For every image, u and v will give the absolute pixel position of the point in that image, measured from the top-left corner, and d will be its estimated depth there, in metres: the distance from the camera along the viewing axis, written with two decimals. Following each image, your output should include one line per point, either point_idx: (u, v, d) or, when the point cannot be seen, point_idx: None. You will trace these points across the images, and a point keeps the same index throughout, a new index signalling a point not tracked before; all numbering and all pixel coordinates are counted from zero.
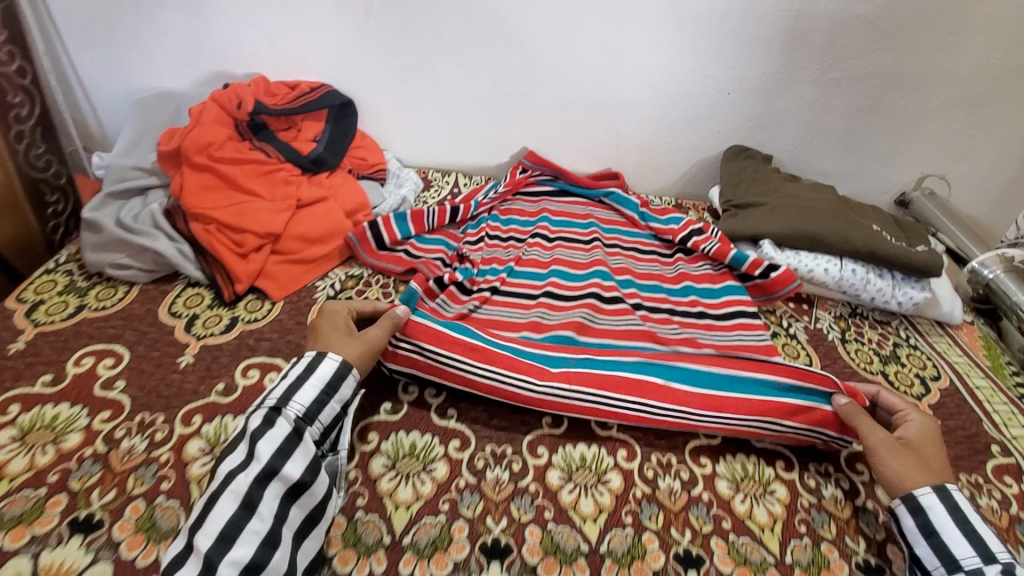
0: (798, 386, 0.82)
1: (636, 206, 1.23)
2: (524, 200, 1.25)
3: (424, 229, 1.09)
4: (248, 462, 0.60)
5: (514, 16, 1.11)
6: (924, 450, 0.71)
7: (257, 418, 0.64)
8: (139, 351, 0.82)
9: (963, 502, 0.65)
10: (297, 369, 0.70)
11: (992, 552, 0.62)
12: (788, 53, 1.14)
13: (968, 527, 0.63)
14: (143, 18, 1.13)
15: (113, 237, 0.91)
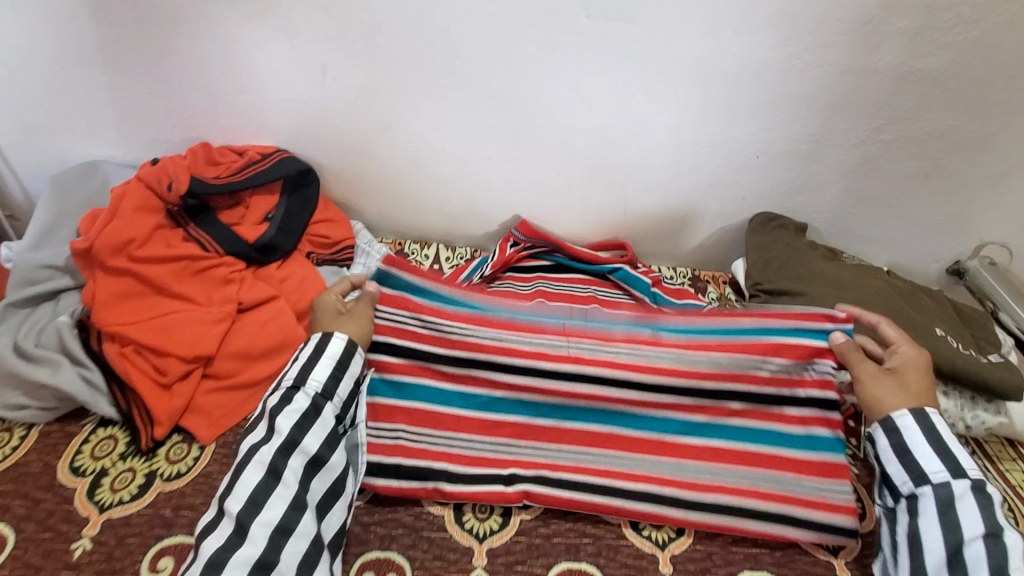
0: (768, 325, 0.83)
1: (647, 286, 1.04)
2: (515, 279, 1.07)
3: None
4: (271, 436, 0.67)
5: (503, 74, 0.92)
6: (907, 374, 0.75)
7: (276, 395, 0.71)
8: (27, 531, 0.66)
9: (940, 424, 0.70)
10: (305, 351, 0.75)
11: (962, 468, 0.67)
12: (833, 113, 0.95)
13: (939, 443, 0.68)
14: (60, 78, 0.95)
15: (7, 370, 0.75)
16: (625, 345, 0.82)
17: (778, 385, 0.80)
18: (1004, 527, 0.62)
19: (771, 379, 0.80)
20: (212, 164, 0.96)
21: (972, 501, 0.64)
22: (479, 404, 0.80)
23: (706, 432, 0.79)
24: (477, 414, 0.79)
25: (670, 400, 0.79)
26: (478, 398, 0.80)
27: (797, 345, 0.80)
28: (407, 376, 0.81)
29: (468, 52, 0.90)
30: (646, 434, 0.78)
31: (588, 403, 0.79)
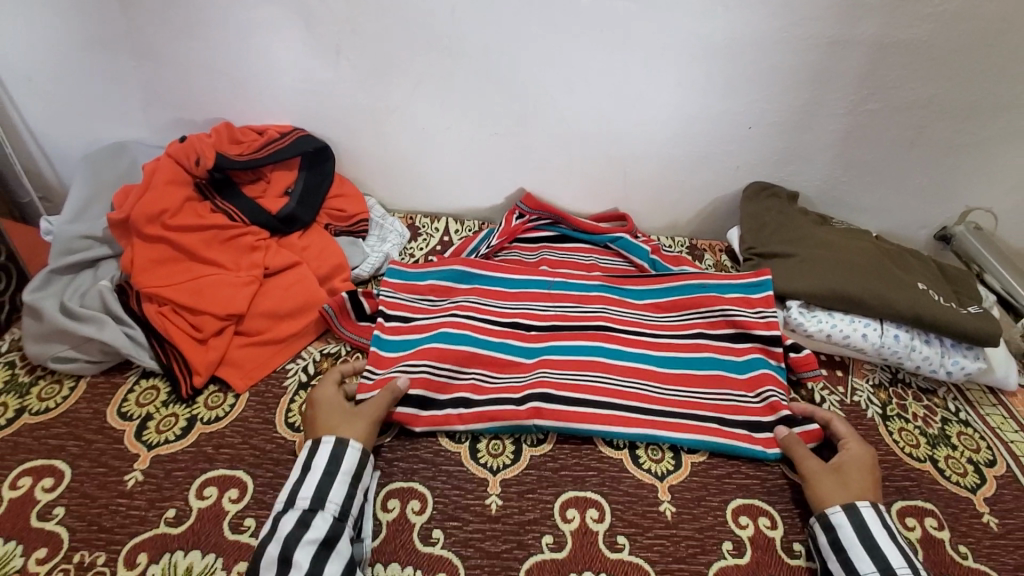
0: (718, 284, 0.99)
1: (646, 254, 1.10)
2: (520, 249, 1.13)
3: (408, 293, 0.97)
4: (288, 570, 0.61)
5: (506, 54, 0.98)
6: (849, 472, 0.76)
7: (289, 524, 0.65)
8: (82, 467, 0.72)
9: (871, 520, 0.69)
10: (322, 462, 0.70)
11: (892, 567, 0.65)
12: (819, 83, 1.00)
13: (870, 544, 0.67)
14: (91, 63, 1.01)
15: (55, 326, 0.81)
16: (601, 303, 0.99)
17: (727, 326, 0.95)
18: None
19: (719, 323, 0.96)
20: (234, 142, 1.02)
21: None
22: (491, 346, 0.90)
23: (679, 364, 0.91)
24: (487, 352, 0.89)
25: (641, 338, 0.94)
26: (485, 339, 0.91)
27: (737, 296, 0.97)
28: (418, 333, 0.91)
29: (474, 34, 0.96)
30: (631, 364, 0.90)
31: (579, 338, 0.93)
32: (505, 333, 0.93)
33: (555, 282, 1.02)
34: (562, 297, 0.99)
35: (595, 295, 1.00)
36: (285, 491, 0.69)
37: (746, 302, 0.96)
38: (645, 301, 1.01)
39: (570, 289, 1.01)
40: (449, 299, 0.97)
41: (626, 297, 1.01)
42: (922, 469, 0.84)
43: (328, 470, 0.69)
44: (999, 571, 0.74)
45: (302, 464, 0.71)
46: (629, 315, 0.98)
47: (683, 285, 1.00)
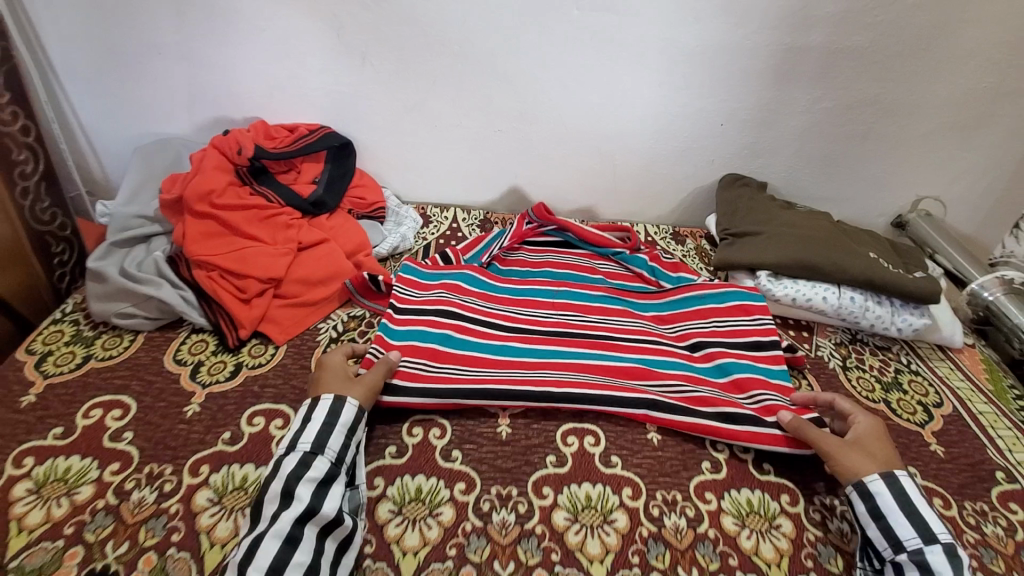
0: (715, 293, 1.06)
1: (645, 262, 1.18)
2: (528, 252, 1.21)
3: (420, 287, 1.03)
4: (291, 502, 0.67)
5: (508, 59, 1.13)
6: (871, 441, 0.79)
7: (291, 464, 0.71)
8: (146, 401, 0.83)
9: (909, 488, 0.72)
10: (321, 414, 0.76)
11: (932, 532, 0.69)
12: (780, 85, 1.16)
13: (910, 510, 0.70)
14: (145, 67, 1.15)
15: (118, 286, 0.93)
16: (603, 313, 1.06)
17: (728, 334, 1.00)
18: None
19: (720, 331, 1.01)
20: (269, 137, 1.16)
21: (944, 559, 0.67)
22: (490, 348, 0.94)
23: (680, 367, 0.95)
24: (489, 354, 0.93)
25: (645, 343, 0.99)
26: (477, 342, 0.95)
27: (734, 304, 1.04)
28: (425, 327, 0.95)
29: (481, 40, 1.11)
30: (634, 366, 0.94)
31: (584, 344, 0.97)
32: (510, 337, 0.97)
33: (560, 291, 1.10)
34: (565, 306, 1.07)
35: (597, 306, 1.07)
36: (288, 437, 0.75)
37: (743, 310, 1.03)
38: (648, 314, 1.08)
39: (575, 296, 1.09)
40: (461, 294, 1.04)
41: (630, 308, 1.08)
42: (877, 407, 0.96)
43: (327, 422, 0.76)
44: (942, 486, 0.85)
45: (303, 417, 0.77)
46: (632, 324, 1.04)
47: (684, 298, 1.08)
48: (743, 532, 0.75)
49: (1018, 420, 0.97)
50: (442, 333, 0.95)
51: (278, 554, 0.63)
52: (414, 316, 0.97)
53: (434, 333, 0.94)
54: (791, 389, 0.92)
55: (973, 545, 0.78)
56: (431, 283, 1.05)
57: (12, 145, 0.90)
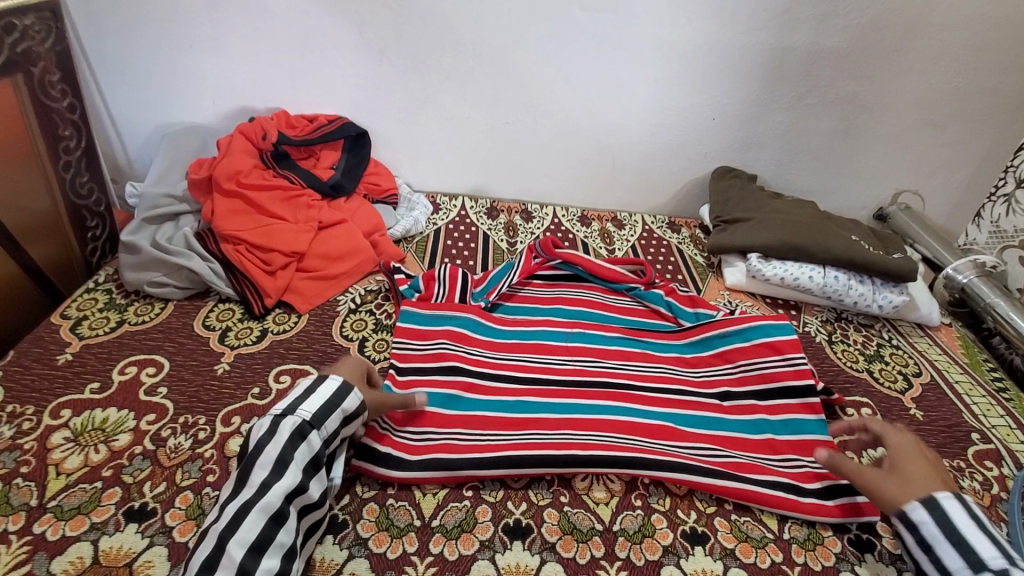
0: (738, 332, 1.00)
1: (662, 297, 1.10)
2: (536, 287, 1.14)
3: (424, 334, 0.96)
4: (282, 473, 0.64)
5: (516, 55, 1.21)
6: (906, 462, 0.71)
7: (287, 432, 0.66)
8: (178, 360, 0.88)
9: (956, 513, 0.63)
10: (328, 390, 0.72)
11: (983, 560, 0.60)
12: (767, 82, 1.25)
13: (958, 538, 0.61)
14: (175, 59, 1.22)
15: (151, 257, 0.98)
16: (621, 357, 0.99)
17: (755, 381, 0.94)
18: None
19: (747, 378, 0.95)
20: (290, 127, 1.24)
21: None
22: (501, 408, 0.86)
23: (712, 425, 0.88)
24: (498, 414, 0.85)
25: (670, 395, 0.92)
26: (484, 400, 0.87)
27: (761, 342, 0.97)
28: (429, 388, 0.87)
29: (492, 37, 1.19)
30: (660, 424, 0.86)
31: (602, 399, 0.89)
32: (523, 394, 0.89)
33: (573, 334, 1.02)
34: (579, 350, 0.99)
35: (613, 349, 1.00)
36: (286, 402, 0.70)
37: (772, 349, 0.96)
38: (667, 354, 1.01)
39: (589, 339, 1.02)
40: (468, 343, 0.96)
41: (648, 349, 1.02)
42: (860, 376, 1.03)
43: (331, 401, 0.71)
44: None
45: (305, 387, 0.72)
46: (655, 371, 0.97)
47: (706, 338, 1.02)
48: (744, 540, 0.74)
49: (992, 389, 1.04)
50: (448, 394, 0.87)
51: (264, 529, 0.60)
52: (424, 377, 0.89)
53: (438, 395, 0.87)
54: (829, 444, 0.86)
55: None
56: (434, 325, 0.97)
57: (59, 121, 0.96)
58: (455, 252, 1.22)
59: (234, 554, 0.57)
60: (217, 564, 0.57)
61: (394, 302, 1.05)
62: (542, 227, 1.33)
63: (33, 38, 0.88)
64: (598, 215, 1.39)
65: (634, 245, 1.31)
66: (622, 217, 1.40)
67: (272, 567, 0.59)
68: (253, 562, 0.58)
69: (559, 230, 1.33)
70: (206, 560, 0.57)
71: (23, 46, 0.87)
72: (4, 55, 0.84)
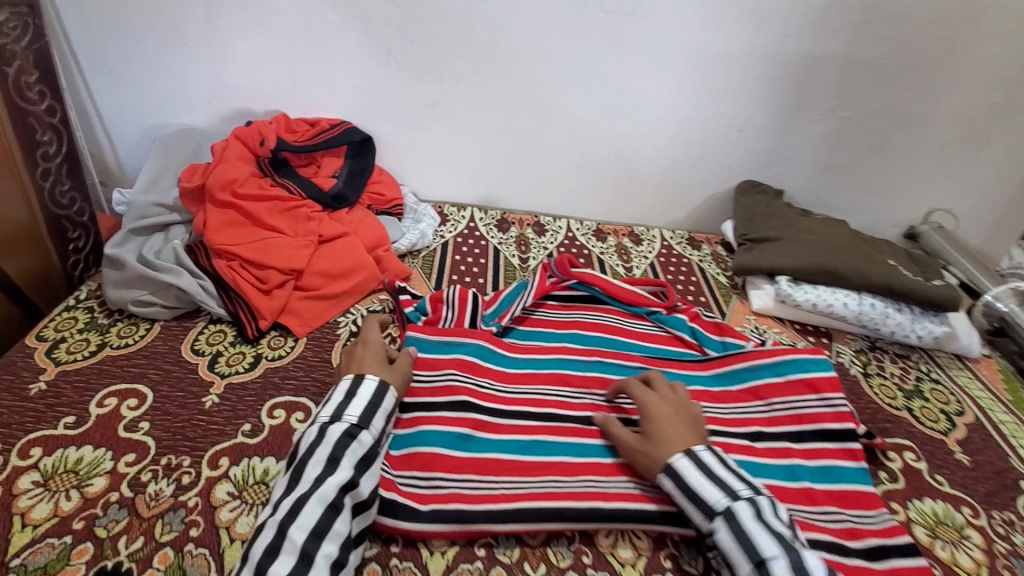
0: (772, 365, 0.92)
1: (685, 323, 1.03)
2: (549, 309, 1.06)
3: (432, 365, 0.88)
4: (336, 468, 0.66)
5: (532, 58, 1.13)
6: (665, 423, 0.74)
7: (336, 434, 0.68)
8: (162, 391, 0.80)
9: (689, 470, 0.68)
10: (367, 391, 0.74)
11: (713, 507, 0.65)
12: (799, 93, 1.18)
13: (691, 494, 0.66)
14: (167, 56, 1.13)
15: (137, 273, 0.91)
16: None
17: (789, 422, 0.87)
18: (756, 549, 0.60)
19: (780, 418, 0.88)
20: (290, 131, 1.16)
21: (727, 532, 0.63)
22: (518, 449, 0.79)
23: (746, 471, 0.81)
24: (515, 457, 0.78)
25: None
26: (498, 440, 0.80)
27: (796, 379, 0.90)
28: (437, 426, 0.80)
29: (507, 39, 1.11)
30: None
31: None
32: (541, 433, 0.82)
33: (590, 362, 0.95)
34: (599, 382, 0.92)
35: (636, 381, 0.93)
36: (331, 406, 0.72)
37: (807, 386, 0.89)
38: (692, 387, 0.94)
39: (609, 370, 0.94)
40: (480, 375, 0.88)
41: (673, 382, 0.94)
42: (900, 415, 0.96)
43: (373, 401, 0.73)
44: (969, 495, 0.84)
45: (346, 390, 0.74)
46: None
47: (736, 370, 0.94)
48: None
49: None
50: (457, 433, 0.80)
51: (321, 517, 0.62)
52: (432, 414, 0.81)
53: (446, 434, 0.79)
54: (872, 495, 0.79)
55: (1005, 556, 0.77)
56: (443, 354, 0.90)
57: (37, 125, 0.88)
58: (464, 268, 1.14)
59: (295, 539, 0.60)
60: (280, 549, 0.59)
61: (400, 326, 0.98)
62: (556, 242, 1.25)
63: (7, 36, 0.82)
64: (614, 230, 1.32)
65: (653, 262, 1.24)
66: (639, 232, 1.32)
67: (331, 553, 0.61)
68: (314, 546, 0.61)
69: (574, 246, 1.25)
70: (268, 546, 0.59)
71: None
72: None
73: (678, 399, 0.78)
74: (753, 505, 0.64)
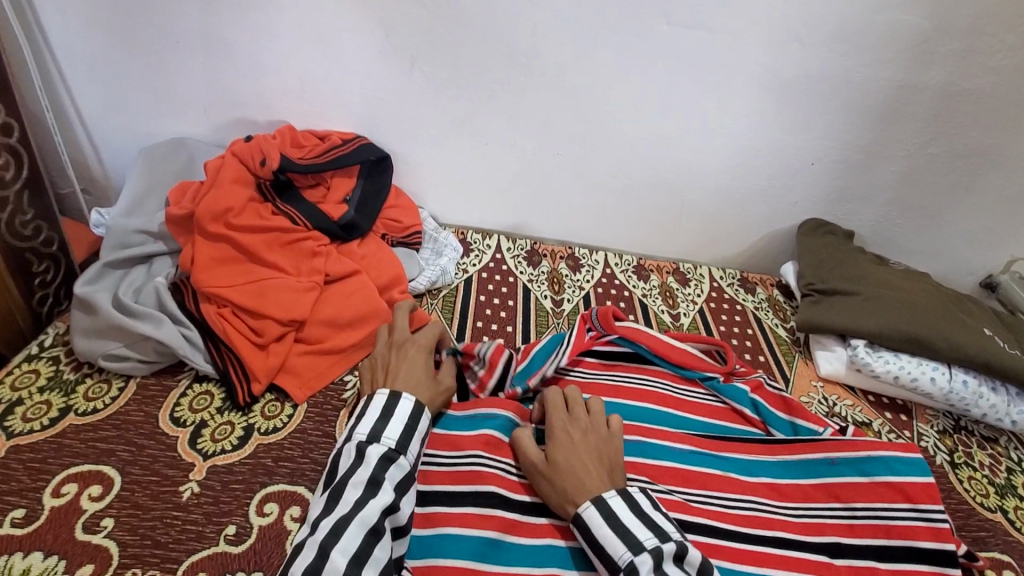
0: (853, 459, 0.78)
1: (746, 394, 0.89)
2: (585, 367, 0.91)
3: (454, 446, 0.74)
4: (377, 492, 0.59)
5: (578, 74, 0.97)
6: (575, 457, 0.67)
7: (374, 456, 0.61)
8: (133, 475, 0.67)
9: (597, 520, 0.60)
10: (404, 411, 0.66)
11: (616, 561, 0.58)
12: (885, 125, 1.01)
13: (596, 546, 0.60)
14: (157, 56, 0.98)
15: (109, 322, 0.77)
16: (701, 483, 0.77)
17: (874, 534, 0.72)
18: None
19: (863, 528, 0.73)
20: (296, 146, 1.01)
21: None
22: (556, 563, 0.66)
23: None
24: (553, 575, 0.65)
25: (768, 549, 0.71)
26: (533, 546, 0.66)
27: (885, 482, 0.75)
28: (462, 530, 0.67)
29: (552, 50, 0.95)
30: None
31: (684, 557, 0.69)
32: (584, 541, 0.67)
33: (637, 443, 0.81)
34: (648, 470, 0.78)
35: (689, 469, 0.79)
36: (365, 426, 0.65)
37: (898, 493, 0.74)
38: (757, 480, 0.79)
39: (657, 453, 0.80)
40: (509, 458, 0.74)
41: (731, 471, 0.79)
42: (995, 519, 0.81)
43: (409, 423, 0.66)
44: None
45: (381, 409, 0.66)
46: (747, 508, 0.75)
47: (807, 461, 0.80)
48: None
49: None
50: (484, 539, 0.66)
51: (363, 543, 0.55)
52: (455, 514, 0.68)
53: (472, 540, 0.66)
54: None
55: None
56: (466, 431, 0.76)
57: None
58: (490, 312, 1.00)
59: (337, 564, 0.53)
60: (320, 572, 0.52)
61: None
62: (592, 280, 1.11)
63: None
64: (656, 266, 1.17)
65: (702, 308, 1.09)
66: (685, 269, 1.18)
67: None
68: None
69: (613, 285, 1.10)
70: (307, 569, 0.52)
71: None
72: None
73: (594, 426, 0.71)
74: (658, 554, 0.57)
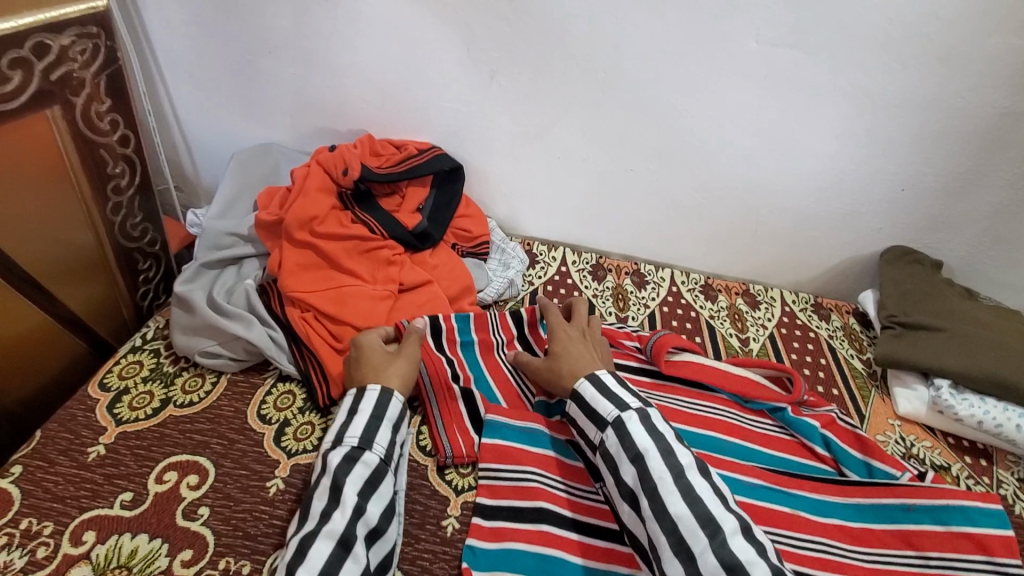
0: (932, 509, 0.75)
1: (817, 430, 0.86)
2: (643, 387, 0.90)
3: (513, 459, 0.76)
4: (339, 501, 0.63)
5: (658, 92, 0.96)
6: (570, 347, 0.79)
7: (337, 460, 0.66)
8: (225, 467, 0.72)
9: (591, 394, 0.70)
10: (369, 406, 0.71)
11: (602, 415, 0.68)
12: (985, 153, 0.95)
13: (587, 410, 0.70)
14: (250, 66, 1.04)
15: (204, 320, 0.83)
16: (772, 522, 0.75)
17: None
18: (638, 449, 0.63)
19: None
20: (374, 155, 1.04)
21: (615, 437, 0.65)
22: None
23: None
24: None
25: None
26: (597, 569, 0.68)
27: (961, 533, 0.73)
28: (525, 546, 0.69)
29: (632, 66, 0.94)
30: None
31: None
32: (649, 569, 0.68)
33: None
34: None
35: (758, 505, 0.77)
36: (333, 429, 0.70)
37: (975, 544, 0.72)
38: (828, 520, 0.77)
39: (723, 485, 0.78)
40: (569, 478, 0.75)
41: (801, 510, 0.77)
42: None
43: (374, 415, 0.70)
44: None
45: (348, 408, 0.71)
46: (819, 551, 0.73)
47: (882, 505, 0.77)
48: None
49: None
50: (549, 557, 0.68)
51: (331, 558, 0.58)
52: (520, 530, 0.70)
53: (536, 558, 0.68)
54: None
55: None
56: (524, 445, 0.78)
57: (108, 156, 0.85)
58: None
59: None
60: None
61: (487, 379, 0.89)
62: (658, 298, 1.10)
63: (73, 61, 0.75)
64: (725, 286, 1.15)
65: (773, 333, 1.06)
66: (755, 291, 1.14)
67: None
68: None
69: (679, 304, 1.09)
70: None
71: (60, 71, 0.74)
72: (36, 85, 0.71)
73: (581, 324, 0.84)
74: (640, 412, 0.67)
